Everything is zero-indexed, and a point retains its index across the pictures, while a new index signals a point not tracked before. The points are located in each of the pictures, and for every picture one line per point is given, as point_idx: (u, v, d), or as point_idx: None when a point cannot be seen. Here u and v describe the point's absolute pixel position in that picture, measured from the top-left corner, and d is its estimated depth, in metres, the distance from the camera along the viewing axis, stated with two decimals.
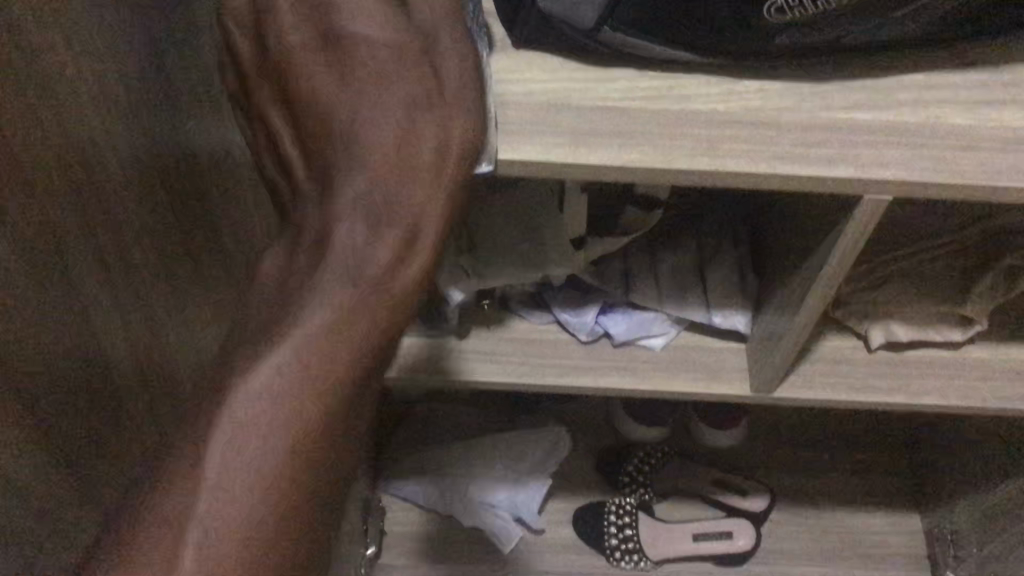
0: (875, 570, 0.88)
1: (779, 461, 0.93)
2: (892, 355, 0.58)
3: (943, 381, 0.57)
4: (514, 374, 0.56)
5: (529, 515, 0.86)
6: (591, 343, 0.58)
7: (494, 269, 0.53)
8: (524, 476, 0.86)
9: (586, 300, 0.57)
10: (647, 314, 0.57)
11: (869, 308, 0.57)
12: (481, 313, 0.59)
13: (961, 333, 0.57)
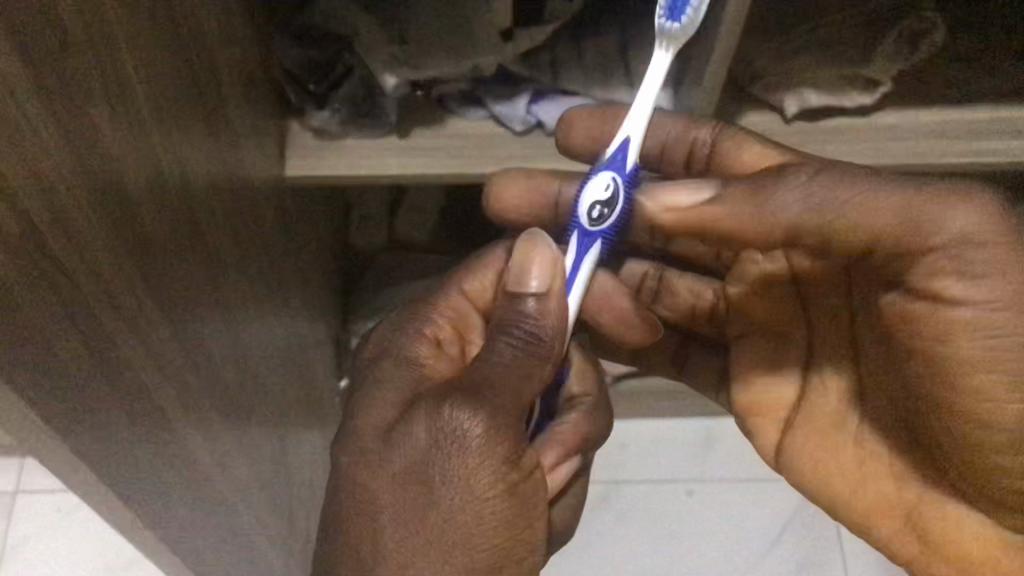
0: None
1: None
2: (808, 124, 0.62)
3: (855, 144, 0.62)
4: (452, 163, 0.60)
5: None
6: (526, 132, 0.61)
7: (427, 58, 0.57)
8: None
9: (515, 91, 0.60)
10: (576, 99, 0.61)
11: (782, 77, 0.61)
12: (419, 109, 0.61)
13: (869, 96, 0.61)
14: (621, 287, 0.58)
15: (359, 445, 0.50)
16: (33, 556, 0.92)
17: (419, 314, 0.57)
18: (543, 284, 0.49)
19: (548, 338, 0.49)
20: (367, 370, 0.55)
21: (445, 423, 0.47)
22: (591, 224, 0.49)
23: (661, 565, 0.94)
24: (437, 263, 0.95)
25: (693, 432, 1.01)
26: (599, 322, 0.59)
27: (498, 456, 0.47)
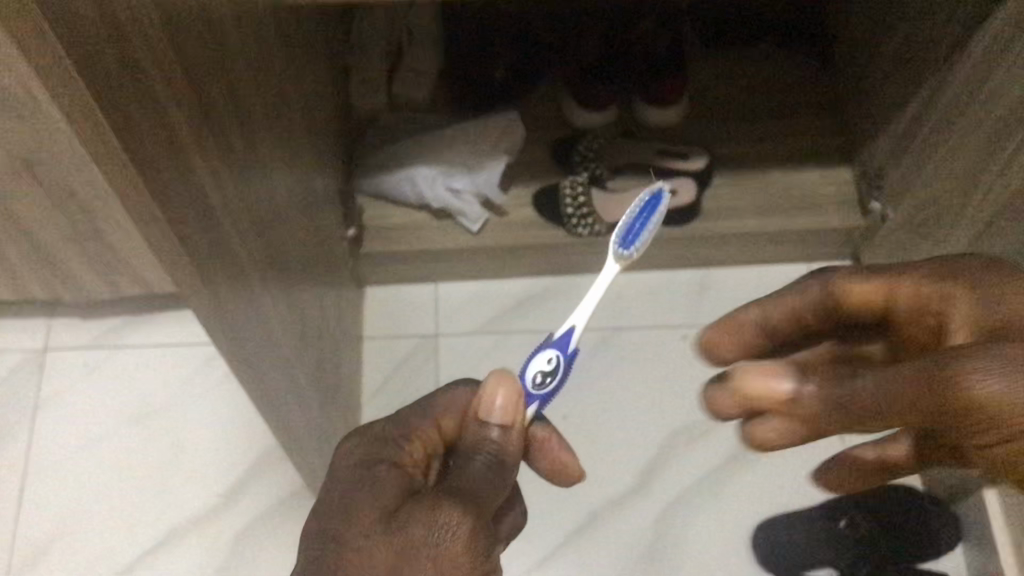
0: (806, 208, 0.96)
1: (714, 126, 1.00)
2: None
3: None
4: None
5: (491, 196, 0.96)
6: None
7: None
8: (483, 161, 0.95)
9: None
10: None
11: None
12: None
13: None
14: (562, 436, 0.56)
15: (351, 526, 0.45)
16: (65, 406, 0.97)
17: (397, 435, 0.52)
18: (506, 418, 0.50)
19: (511, 457, 0.50)
20: (351, 477, 0.49)
21: (434, 525, 0.43)
22: (536, 389, 0.51)
23: (660, 403, 0.99)
24: (436, 122, 0.99)
25: (689, 280, 1.05)
26: (536, 467, 0.58)
27: (482, 561, 0.43)
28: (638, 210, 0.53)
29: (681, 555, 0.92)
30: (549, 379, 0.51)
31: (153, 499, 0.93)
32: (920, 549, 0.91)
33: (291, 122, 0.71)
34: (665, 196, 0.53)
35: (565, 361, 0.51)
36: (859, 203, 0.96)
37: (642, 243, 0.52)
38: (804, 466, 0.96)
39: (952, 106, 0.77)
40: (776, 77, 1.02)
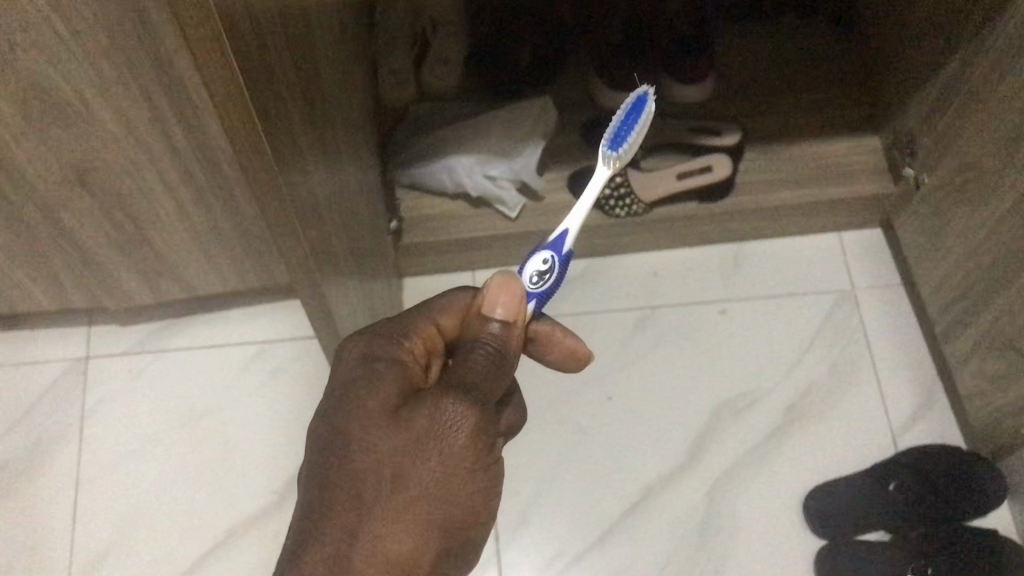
0: (838, 178, 0.98)
1: (743, 100, 1.01)
2: None
3: None
4: None
5: (529, 180, 0.95)
6: None
7: None
8: (519, 146, 0.94)
9: None
10: None
11: None
12: None
13: None
14: (564, 328, 0.61)
15: (359, 417, 0.51)
16: (112, 412, 0.98)
17: (397, 331, 0.56)
18: (508, 316, 0.54)
19: (510, 352, 0.54)
20: (355, 372, 0.54)
21: (442, 416, 0.50)
22: (533, 287, 0.54)
23: (702, 378, 1.00)
24: (466, 109, 0.99)
25: (722, 254, 1.07)
26: (543, 355, 0.63)
27: (487, 441, 0.51)
28: (624, 115, 0.55)
29: (736, 526, 0.93)
30: (545, 278, 0.54)
31: (206, 498, 0.94)
32: (973, 508, 0.92)
33: (329, 113, 0.71)
34: (648, 100, 0.54)
35: (560, 263, 0.54)
36: (890, 168, 0.98)
37: (631, 146, 0.54)
38: (849, 432, 0.97)
39: (992, 65, 0.79)
40: (799, 49, 1.03)
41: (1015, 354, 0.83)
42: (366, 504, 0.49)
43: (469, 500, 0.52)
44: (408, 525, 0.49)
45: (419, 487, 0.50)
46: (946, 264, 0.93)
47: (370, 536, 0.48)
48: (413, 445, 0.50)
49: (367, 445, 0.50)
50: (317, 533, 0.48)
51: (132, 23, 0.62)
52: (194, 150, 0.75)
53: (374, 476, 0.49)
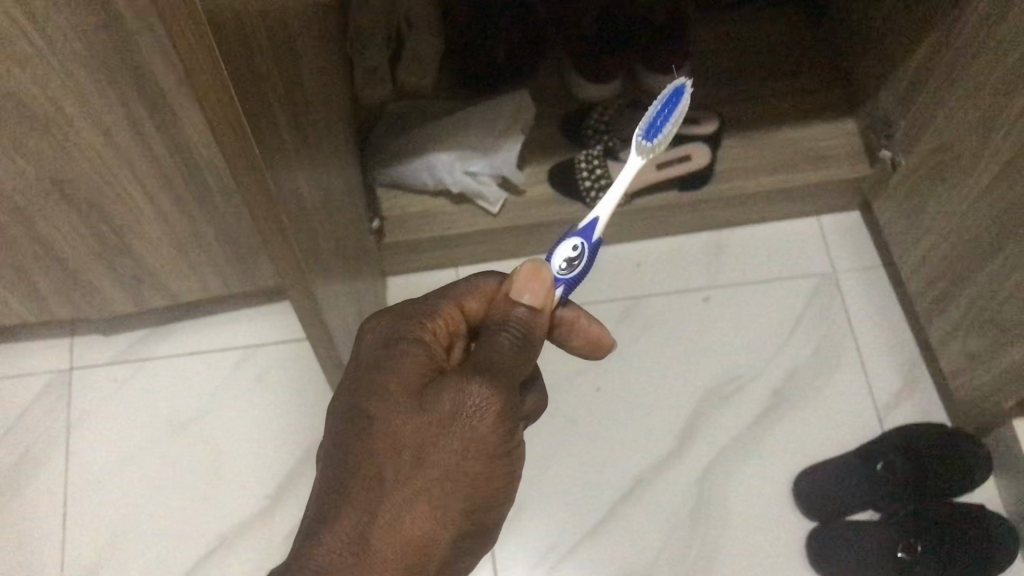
0: (816, 163, 0.99)
1: (719, 88, 1.01)
2: None
3: None
4: None
5: (510, 175, 0.95)
6: None
7: None
8: (499, 142, 0.95)
9: None
10: None
11: None
12: None
13: None
14: (588, 315, 0.62)
15: (382, 398, 0.51)
16: (98, 423, 0.97)
17: (421, 313, 0.56)
18: (535, 303, 0.53)
19: (534, 339, 0.54)
20: (379, 352, 0.53)
21: (465, 398, 0.50)
22: (561, 274, 0.54)
23: (689, 366, 1.01)
24: (444, 107, 0.99)
25: (703, 243, 1.07)
26: (567, 342, 0.63)
27: (509, 427, 0.51)
28: (660, 105, 0.54)
29: (728, 512, 0.94)
30: (574, 266, 0.54)
31: (198, 505, 0.93)
32: (959, 484, 0.93)
33: (307, 114, 0.71)
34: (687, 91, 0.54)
35: (589, 250, 0.54)
36: (867, 152, 0.99)
37: (664, 137, 0.54)
38: (836, 414, 0.98)
39: (964, 47, 0.80)
40: (773, 36, 1.04)
41: (996, 331, 0.84)
42: (388, 481, 0.49)
43: (492, 482, 0.52)
44: (429, 504, 0.50)
45: (440, 467, 0.50)
46: (925, 244, 0.94)
47: (391, 514, 0.49)
48: (436, 426, 0.50)
49: (390, 425, 0.50)
50: (338, 508, 0.48)
51: (108, 31, 0.61)
52: (173, 156, 0.74)
53: (396, 455, 0.50)
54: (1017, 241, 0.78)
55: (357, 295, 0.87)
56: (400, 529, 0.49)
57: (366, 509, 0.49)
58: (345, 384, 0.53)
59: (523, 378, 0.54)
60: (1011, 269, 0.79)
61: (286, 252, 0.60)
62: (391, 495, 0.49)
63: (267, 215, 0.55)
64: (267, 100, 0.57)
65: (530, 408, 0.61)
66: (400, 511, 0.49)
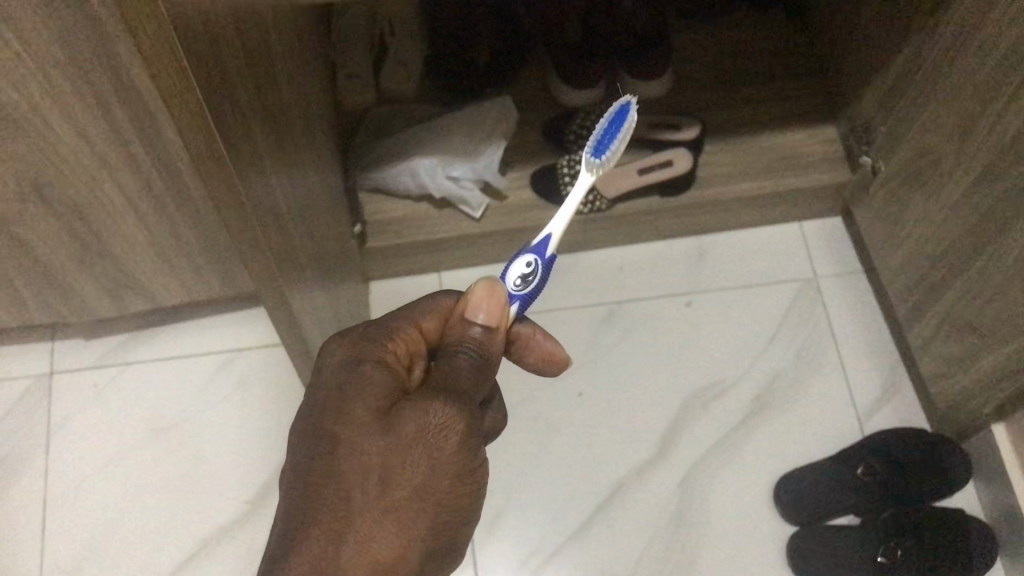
0: (797, 168, 0.99)
1: (700, 94, 1.02)
2: None
3: None
4: None
5: (492, 180, 0.96)
6: None
7: None
8: (481, 147, 0.95)
9: None
10: None
11: None
12: None
13: None
14: (544, 333, 0.64)
15: (348, 419, 0.52)
16: (78, 428, 0.96)
17: (380, 333, 0.57)
18: (491, 321, 0.55)
19: (491, 357, 0.56)
20: (343, 374, 0.54)
21: (430, 418, 0.51)
22: (516, 290, 0.56)
23: (670, 371, 1.01)
24: (426, 112, 0.99)
25: (685, 248, 1.08)
26: (521, 359, 0.66)
27: (474, 443, 0.52)
28: (607, 124, 0.56)
29: (709, 516, 0.94)
30: (528, 282, 0.56)
31: (180, 509, 0.93)
32: (942, 485, 0.93)
33: (285, 118, 0.71)
34: (632, 109, 0.55)
35: (542, 266, 0.56)
36: (847, 157, 0.99)
37: (613, 152, 0.55)
38: (817, 418, 0.98)
39: (943, 52, 0.80)
40: (753, 42, 1.05)
41: (976, 334, 0.85)
42: (357, 498, 0.50)
43: (458, 502, 0.53)
44: (398, 520, 0.50)
45: (408, 484, 0.51)
46: (905, 250, 0.94)
47: (360, 530, 0.49)
48: (403, 445, 0.51)
49: (358, 443, 0.51)
50: (308, 524, 0.49)
51: (87, 35, 0.61)
52: (154, 160, 0.74)
53: (364, 474, 0.50)
54: (996, 244, 0.79)
55: (338, 299, 0.87)
56: (370, 544, 0.49)
57: (337, 524, 0.49)
58: (308, 407, 0.54)
59: (481, 398, 0.55)
60: (990, 272, 0.80)
61: (262, 256, 0.59)
62: (360, 511, 0.50)
63: (241, 219, 0.55)
64: (244, 105, 0.57)
65: (489, 424, 0.66)
66: (369, 527, 0.50)
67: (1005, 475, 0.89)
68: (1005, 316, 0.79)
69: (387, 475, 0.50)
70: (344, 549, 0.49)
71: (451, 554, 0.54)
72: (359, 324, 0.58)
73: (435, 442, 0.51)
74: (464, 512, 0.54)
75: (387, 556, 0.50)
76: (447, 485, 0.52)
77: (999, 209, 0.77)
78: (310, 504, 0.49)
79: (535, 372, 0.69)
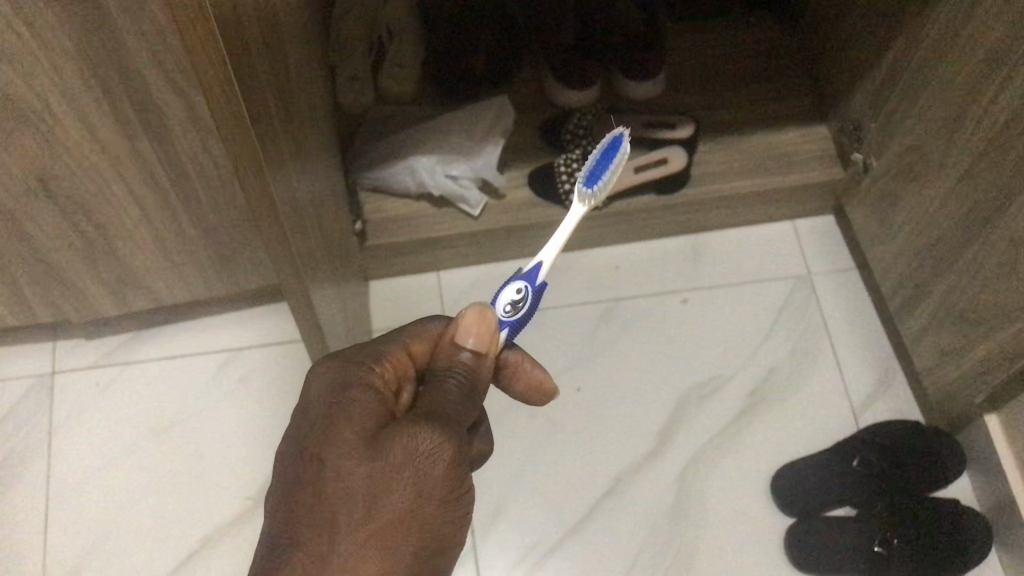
0: (788, 165, 1.01)
1: (693, 96, 1.04)
2: None
3: None
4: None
5: (490, 178, 0.96)
6: None
7: None
8: (479, 145, 0.96)
9: None
10: None
11: None
12: None
13: None
14: (533, 360, 0.66)
15: (335, 441, 0.53)
16: (79, 427, 0.97)
17: (370, 356, 0.59)
18: (480, 346, 0.57)
19: (479, 381, 0.58)
20: (330, 395, 0.56)
21: (417, 445, 0.52)
22: (506, 316, 0.58)
23: (667, 366, 1.02)
24: (426, 114, 1.00)
25: (681, 246, 1.09)
26: (511, 386, 0.68)
27: (459, 471, 0.53)
28: (599, 157, 0.58)
29: (706, 510, 0.95)
30: (518, 308, 0.58)
31: (181, 508, 0.93)
32: (934, 479, 0.95)
33: (285, 111, 0.72)
34: (625, 140, 0.58)
35: (533, 293, 0.58)
36: (839, 155, 1.01)
37: (604, 182, 0.57)
38: (811, 412, 1.00)
39: (931, 48, 0.82)
40: (744, 44, 1.07)
41: (967, 324, 0.86)
42: (344, 514, 0.51)
43: (445, 522, 0.54)
44: (385, 536, 0.51)
45: (395, 501, 0.51)
46: (896, 244, 0.96)
47: (347, 544, 0.50)
48: (391, 466, 0.52)
49: (344, 462, 0.52)
50: (298, 540, 0.50)
51: (96, 28, 0.62)
52: (159, 155, 0.75)
53: (352, 492, 0.51)
54: (986, 235, 0.80)
55: (339, 293, 0.88)
56: (358, 558, 0.50)
57: (325, 539, 0.50)
58: (297, 428, 0.55)
59: (469, 423, 0.57)
60: (981, 262, 0.81)
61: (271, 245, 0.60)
62: (348, 528, 0.51)
63: None
64: (253, 92, 0.58)
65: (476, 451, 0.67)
66: (357, 543, 0.51)
67: (999, 467, 0.90)
68: (997, 304, 0.81)
69: (375, 492, 0.51)
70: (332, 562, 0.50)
71: (444, 560, 0.55)
72: (350, 346, 0.61)
73: (421, 469, 0.52)
74: (454, 530, 0.55)
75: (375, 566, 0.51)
76: (433, 507, 0.53)
77: (990, 200, 0.79)
78: (299, 521, 0.51)
79: (523, 400, 0.71)
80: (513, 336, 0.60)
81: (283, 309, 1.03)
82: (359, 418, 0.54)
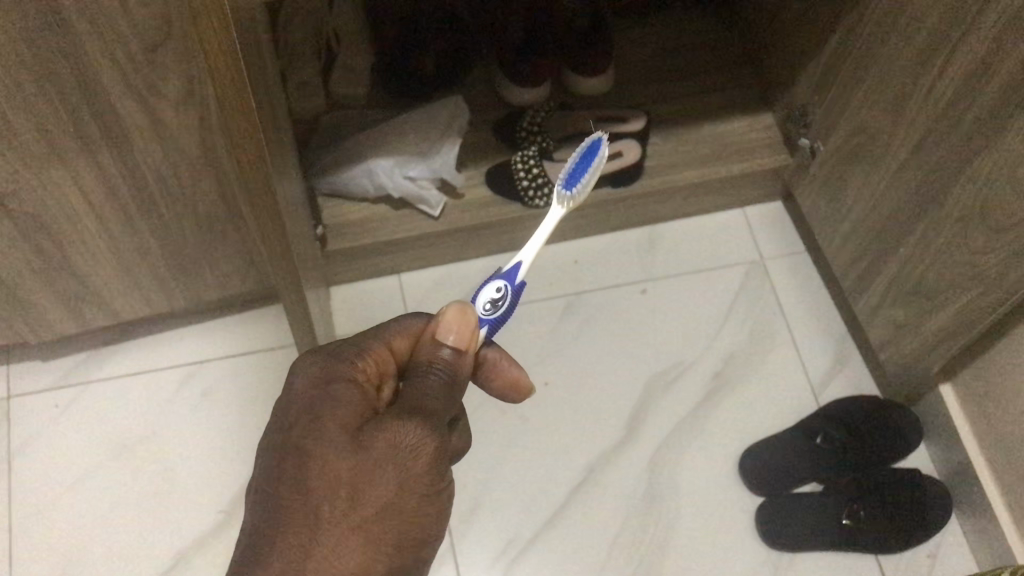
0: (737, 154, 1.04)
1: (641, 90, 1.06)
2: None
3: None
4: None
5: (449, 178, 0.97)
6: None
7: None
8: (436, 146, 0.97)
9: None
10: None
11: None
12: None
13: None
14: (510, 356, 0.67)
15: (319, 435, 0.53)
16: (38, 452, 0.94)
17: (352, 352, 0.59)
18: (460, 343, 0.57)
19: (459, 378, 0.57)
20: (313, 391, 0.56)
21: (401, 439, 0.52)
22: (485, 315, 0.58)
23: (631, 356, 1.04)
24: (380, 117, 1.00)
25: (638, 239, 1.11)
26: (488, 384, 0.68)
27: (441, 465, 0.54)
28: (578, 160, 0.60)
29: (677, 496, 0.96)
30: (498, 306, 0.58)
31: (150, 525, 0.92)
32: (894, 451, 0.98)
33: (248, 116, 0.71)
34: (602, 144, 0.59)
35: (512, 293, 0.58)
36: (787, 142, 1.04)
37: (584, 185, 0.58)
38: (773, 394, 1.02)
39: (873, 32, 0.85)
40: (687, 38, 1.09)
41: (918, 298, 0.89)
42: (328, 506, 0.51)
43: (425, 519, 0.54)
44: (367, 531, 0.51)
45: (378, 496, 0.52)
46: (846, 224, 0.99)
47: (329, 537, 0.51)
48: (375, 462, 0.52)
49: (328, 454, 0.52)
50: (281, 530, 0.50)
51: (55, 37, 0.61)
52: (117, 167, 0.74)
53: (335, 484, 0.51)
54: (935, 209, 0.83)
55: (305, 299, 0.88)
56: (340, 551, 0.51)
57: (307, 533, 0.50)
58: (280, 421, 0.55)
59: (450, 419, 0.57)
60: (931, 236, 0.84)
61: None
62: (331, 521, 0.51)
63: None
64: None
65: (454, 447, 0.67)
66: (339, 535, 0.51)
67: (956, 434, 0.93)
68: (947, 278, 0.83)
69: (359, 487, 0.52)
70: (314, 552, 0.50)
71: (424, 557, 0.55)
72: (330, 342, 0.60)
73: (404, 464, 0.52)
74: (432, 529, 0.55)
75: (354, 559, 0.51)
76: (415, 504, 0.53)
77: (937, 176, 0.82)
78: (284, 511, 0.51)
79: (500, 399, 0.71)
80: (491, 334, 0.60)
81: (245, 320, 1.02)
82: (342, 413, 0.54)
